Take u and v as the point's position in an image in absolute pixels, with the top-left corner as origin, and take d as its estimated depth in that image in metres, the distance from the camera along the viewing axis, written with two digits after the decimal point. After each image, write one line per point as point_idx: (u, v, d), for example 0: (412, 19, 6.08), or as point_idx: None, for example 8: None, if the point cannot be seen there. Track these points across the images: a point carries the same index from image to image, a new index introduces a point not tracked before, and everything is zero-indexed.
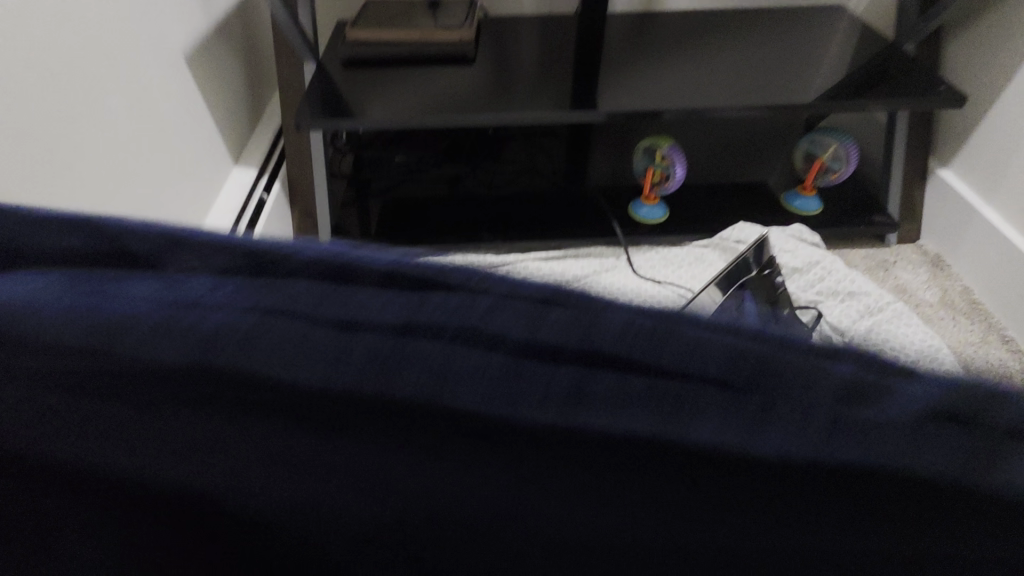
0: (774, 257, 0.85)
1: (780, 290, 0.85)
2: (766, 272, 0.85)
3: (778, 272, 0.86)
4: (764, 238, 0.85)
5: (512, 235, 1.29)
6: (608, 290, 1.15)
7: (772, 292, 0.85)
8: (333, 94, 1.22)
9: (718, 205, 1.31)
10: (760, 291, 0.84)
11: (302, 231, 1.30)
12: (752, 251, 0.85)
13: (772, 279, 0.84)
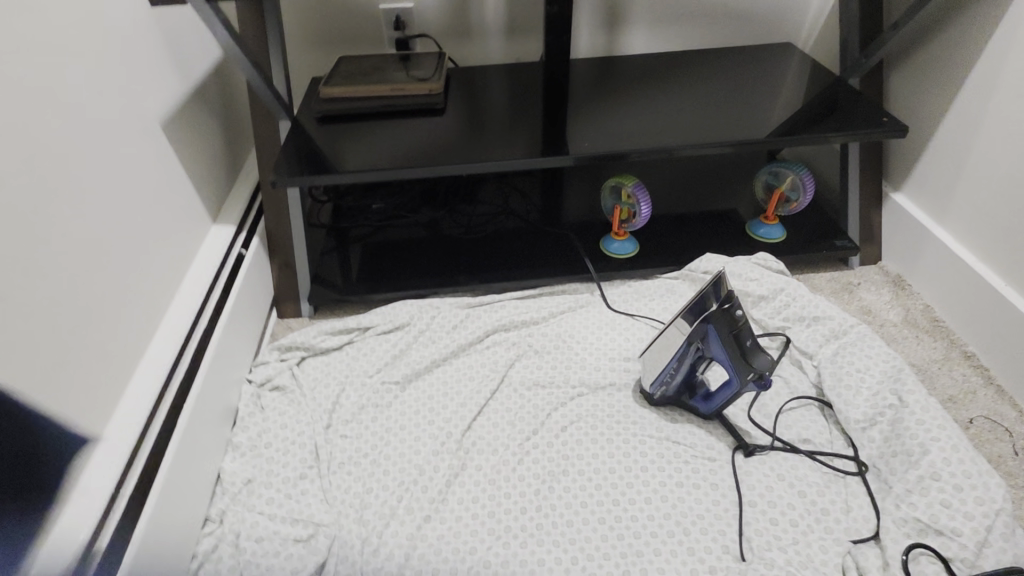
0: (733, 292, 0.88)
1: (741, 323, 0.87)
2: (727, 307, 0.88)
3: (739, 306, 0.88)
4: (721, 274, 0.87)
5: (489, 276, 1.32)
6: (583, 325, 1.19)
7: (733, 326, 0.87)
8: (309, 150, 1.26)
9: (687, 237, 1.36)
10: (720, 325, 0.87)
11: (282, 282, 1.32)
12: (708, 288, 0.87)
13: (731, 313, 0.87)
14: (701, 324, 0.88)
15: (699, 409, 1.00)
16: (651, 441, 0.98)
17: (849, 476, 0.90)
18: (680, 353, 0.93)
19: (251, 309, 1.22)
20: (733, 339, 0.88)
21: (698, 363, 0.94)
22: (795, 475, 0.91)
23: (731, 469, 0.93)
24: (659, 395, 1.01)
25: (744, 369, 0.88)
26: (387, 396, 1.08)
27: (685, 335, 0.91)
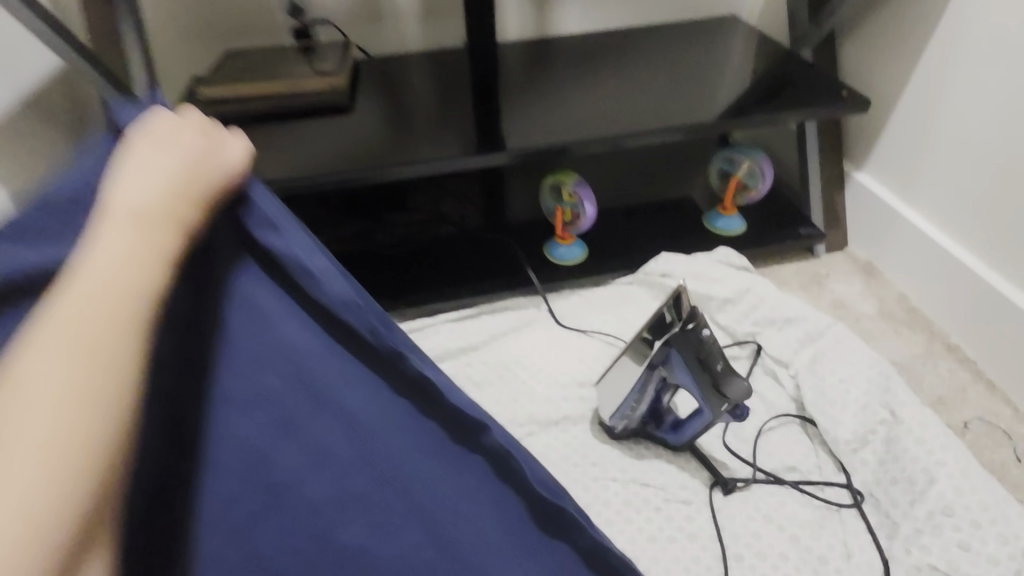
0: (695, 308, 0.71)
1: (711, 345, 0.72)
2: (690, 327, 0.72)
3: (705, 323, 0.72)
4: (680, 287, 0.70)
5: (418, 299, 1.13)
6: (529, 348, 1.03)
7: (701, 348, 0.72)
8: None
9: (643, 234, 1.21)
10: (684, 348, 0.72)
11: None
12: (670, 303, 0.72)
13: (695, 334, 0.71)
14: (663, 346, 0.73)
15: (671, 441, 0.85)
16: (615, 485, 0.84)
17: (843, 508, 0.78)
18: (643, 380, 0.78)
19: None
20: (700, 365, 0.72)
21: (663, 389, 0.79)
22: (783, 513, 0.78)
23: (709, 512, 0.79)
24: (623, 427, 0.86)
25: (717, 400, 0.73)
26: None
27: (648, 359, 0.75)
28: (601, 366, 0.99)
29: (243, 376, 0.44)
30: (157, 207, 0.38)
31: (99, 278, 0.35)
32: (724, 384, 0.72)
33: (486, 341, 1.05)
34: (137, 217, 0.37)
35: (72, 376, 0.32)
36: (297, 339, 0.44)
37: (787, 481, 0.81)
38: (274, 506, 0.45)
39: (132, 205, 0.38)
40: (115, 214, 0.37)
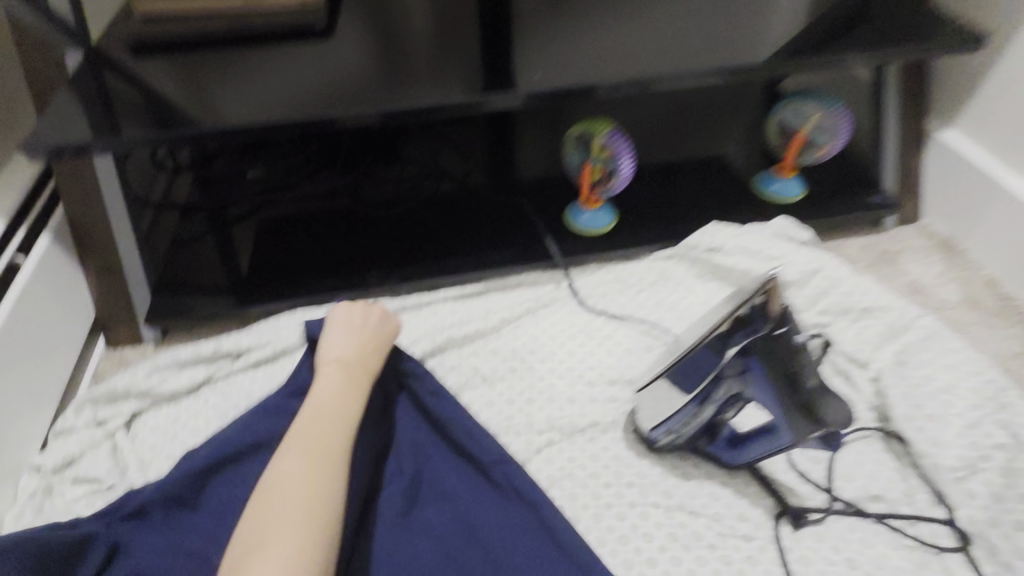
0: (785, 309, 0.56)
1: (802, 356, 0.55)
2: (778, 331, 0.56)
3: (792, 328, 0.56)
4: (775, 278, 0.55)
5: (415, 273, 0.94)
6: (547, 336, 0.85)
7: (789, 360, 0.55)
8: (141, 102, 0.81)
9: (681, 198, 1.03)
10: (767, 357, 0.55)
11: (107, 299, 0.86)
12: (755, 298, 0.55)
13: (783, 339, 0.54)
14: (739, 353, 0.56)
15: (726, 461, 0.69)
16: (658, 514, 0.68)
17: (944, 552, 0.63)
18: (704, 391, 0.61)
19: (50, 334, 0.77)
20: (786, 380, 0.55)
21: (727, 403, 0.63)
22: (869, 558, 0.63)
23: (777, 552, 0.64)
24: (667, 442, 0.70)
25: (801, 428, 0.56)
26: (250, 459, 0.70)
27: (713, 369, 0.59)
28: (636, 360, 0.82)
29: (410, 497, 0.68)
30: (343, 383, 0.65)
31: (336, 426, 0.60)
32: (814, 407, 0.55)
33: (495, 326, 0.86)
34: (354, 374, 0.66)
35: (307, 498, 0.53)
36: (446, 482, 0.69)
37: (873, 514, 0.66)
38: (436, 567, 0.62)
39: (352, 360, 0.67)
40: (338, 365, 0.67)
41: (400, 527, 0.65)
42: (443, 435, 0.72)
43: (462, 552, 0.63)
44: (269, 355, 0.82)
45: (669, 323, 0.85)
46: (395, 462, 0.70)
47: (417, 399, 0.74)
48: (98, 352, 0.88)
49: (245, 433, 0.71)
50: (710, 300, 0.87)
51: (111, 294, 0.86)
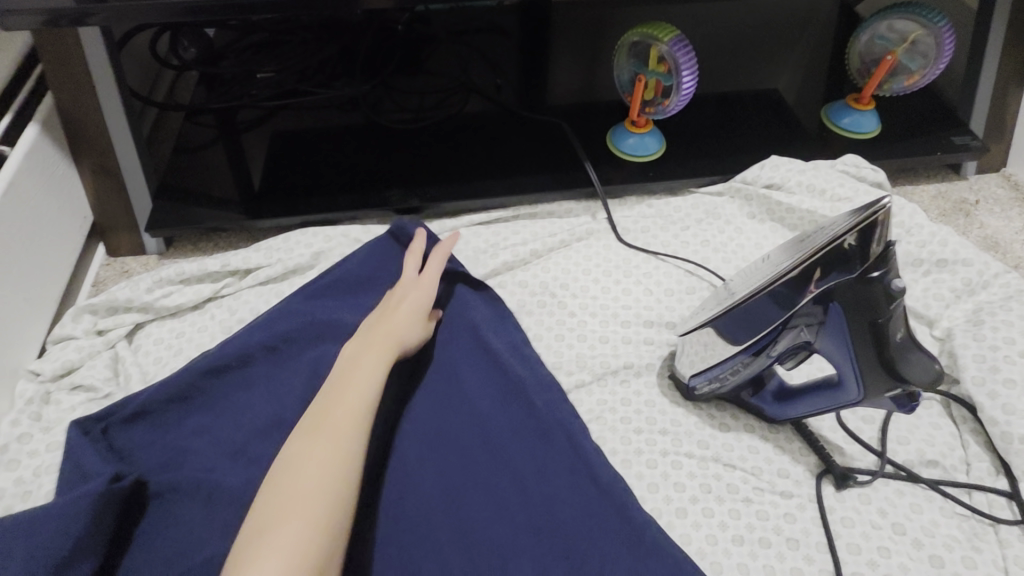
0: (888, 249, 0.48)
1: (896, 304, 0.49)
2: (874, 276, 0.48)
3: (891, 273, 0.49)
4: (884, 207, 0.48)
5: (439, 193, 0.85)
6: (580, 270, 0.78)
7: (882, 310, 0.49)
8: None
9: (735, 130, 0.94)
10: (855, 307, 0.50)
11: (103, 202, 0.79)
12: (852, 237, 0.48)
13: (878, 285, 0.48)
14: (821, 301, 0.51)
15: (767, 413, 0.64)
16: (691, 464, 0.63)
17: (1001, 524, 0.58)
18: (767, 342, 0.55)
19: (42, 232, 0.70)
20: (874, 333, 0.50)
21: (790, 355, 0.57)
22: (918, 525, 0.58)
23: (818, 512, 0.60)
24: (709, 393, 0.64)
25: (881, 386, 0.52)
26: (257, 373, 0.66)
27: (787, 316, 0.52)
28: (676, 302, 0.75)
29: (435, 408, 0.67)
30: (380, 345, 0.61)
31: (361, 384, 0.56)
32: (902, 364, 0.50)
33: (524, 256, 0.79)
34: (376, 339, 0.62)
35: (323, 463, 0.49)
36: (476, 405, 0.67)
37: (926, 479, 0.61)
38: (474, 445, 0.65)
39: (379, 326, 0.63)
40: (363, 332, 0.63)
41: (426, 443, 0.64)
42: (478, 355, 0.71)
43: (500, 436, 0.65)
44: (280, 274, 0.76)
45: (716, 265, 0.78)
46: (425, 380, 0.69)
47: (457, 318, 0.73)
48: (98, 259, 0.82)
49: (265, 332, 0.68)
50: (762, 242, 0.79)
51: (108, 196, 0.79)
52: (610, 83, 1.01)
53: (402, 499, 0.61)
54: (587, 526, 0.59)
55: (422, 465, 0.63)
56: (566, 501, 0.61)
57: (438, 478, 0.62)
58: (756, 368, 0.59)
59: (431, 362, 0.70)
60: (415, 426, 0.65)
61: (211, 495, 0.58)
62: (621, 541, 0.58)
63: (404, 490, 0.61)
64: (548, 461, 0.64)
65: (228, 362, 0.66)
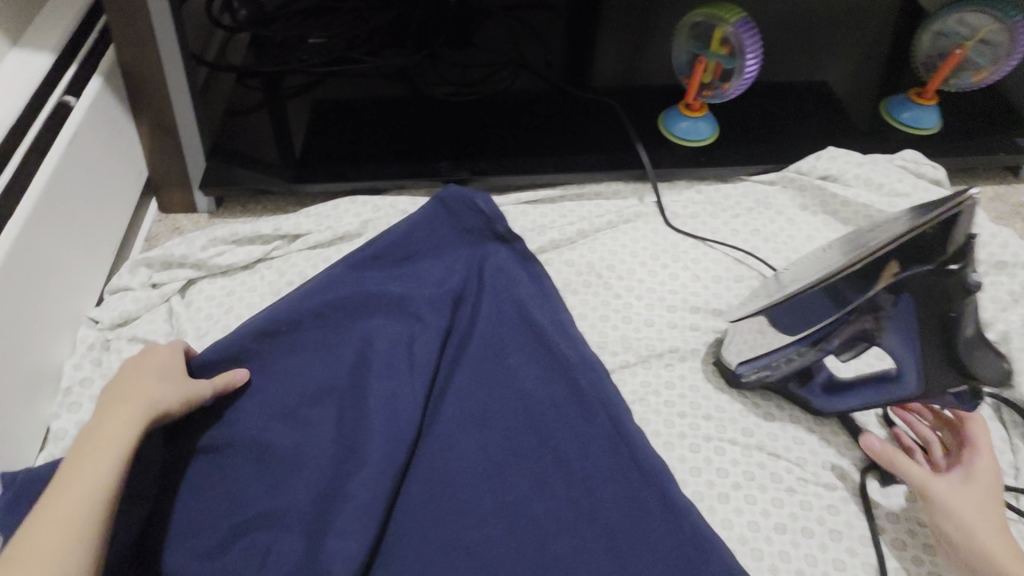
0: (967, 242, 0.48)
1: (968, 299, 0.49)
2: (953, 269, 0.48)
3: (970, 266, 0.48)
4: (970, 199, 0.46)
5: (489, 167, 0.84)
6: (627, 252, 0.78)
7: (955, 304, 0.49)
8: None
9: (789, 120, 0.92)
10: (927, 298, 0.49)
11: (159, 160, 0.80)
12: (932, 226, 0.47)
13: (955, 278, 0.47)
14: (893, 292, 0.49)
15: (817, 405, 0.63)
16: (735, 451, 0.64)
17: None
18: (826, 331, 0.55)
19: (104, 184, 0.71)
20: (942, 325, 0.49)
21: (848, 347, 0.56)
22: None
23: (862, 506, 0.60)
24: (758, 381, 0.63)
25: (940, 381, 0.52)
26: (306, 336, 0.67)
27: (853, 305, 0.51)
28: (723, 289, 0.75)
29: (477, 385, 0.67)
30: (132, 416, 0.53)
31: (82, 490, 0.47)
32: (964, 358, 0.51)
33: (572, 236, 0.79)
34: (120, 409, 0.53)
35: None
36: (518, 383, 0.67)
37: None
38: (517, 422, 0.65)
39: (129, 394, 0.55)
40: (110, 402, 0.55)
41: (468, 421, 0.64)
42: (523, 333, 0.70)
43: (544, 415, 0.65)
44: (328, 239, 0.76)
45: (765, 254, 0.77)
46: (469, 354, 0.69)
47: (503, 295, 0.72)
48: (151, 215, 0.84)
49: (315, 298, 0.68)
50: (814, 235, 0.78)
51: (163, 153, 0.80)
52: (659, 67, 0.99)
53: (446, 478, 0.61)
54: (630, 519, 0.59)
55: (466, 443, 0.63)
56: (611, 494, 0.61)
57: (482, 458, 0.62)
58: (811, 360, 0.58)
59: (475, 339, 0.70)
60: (459, 403, 0.66)
61: (263, 451, 0.59)
62: (664, 536, 0.58)
63: (448, 470, 0.61)
64: (593, 450, 0.63)
65: (277, 318, 0.67)
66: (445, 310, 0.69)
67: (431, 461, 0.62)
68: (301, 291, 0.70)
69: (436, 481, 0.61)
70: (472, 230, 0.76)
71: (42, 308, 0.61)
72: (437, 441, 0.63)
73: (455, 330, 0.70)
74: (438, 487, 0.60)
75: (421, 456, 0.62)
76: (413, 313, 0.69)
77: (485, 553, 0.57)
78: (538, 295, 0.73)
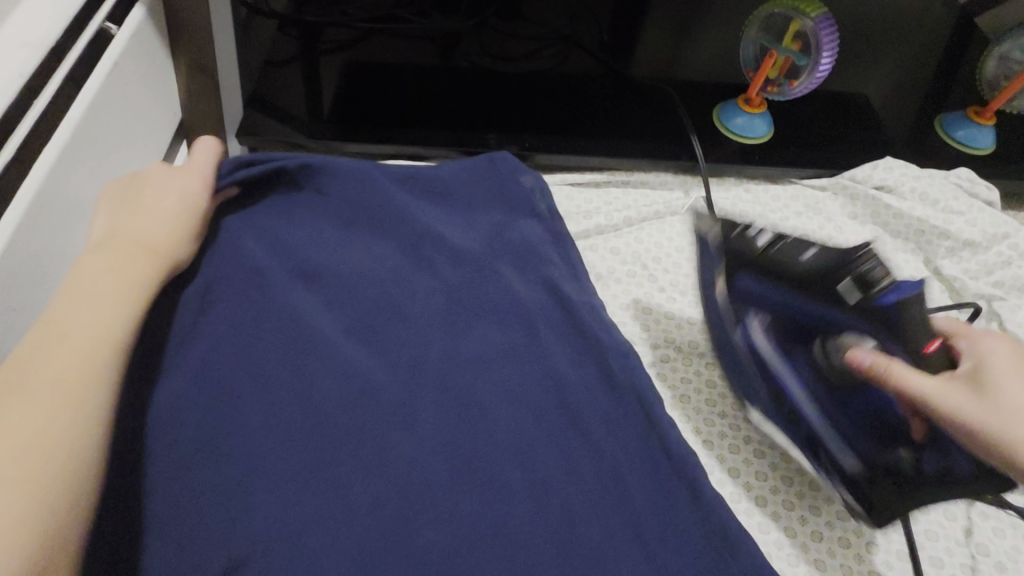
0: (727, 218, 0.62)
1: (772, 245, 0.59)
2: (755, 239, 0.59)
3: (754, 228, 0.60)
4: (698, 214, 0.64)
5: (539, 144, 0.82)
6: (674, 245, 0.76)
7: (778, 259, 0.58)
8: None
9: (840, 129, 0.91)
10: (765, 270, 0.57)
11: (197, 104, 0.77)
12: (717, 233, 0.60)
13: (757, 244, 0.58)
14: (727, 279, 0.58)
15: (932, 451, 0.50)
16: (773, 456, 0.62)
17: None
18: (779, 376, 0.54)
19: (140, 120, 0.68)
20: (792, 277, 0.57)
21: (836, 368, 0.53)
22: (1001, 549, 0.58)
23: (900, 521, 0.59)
24: (846, 467, 0.53)
25: (883, 315, 0.53)
26: (330, 292, 0.63)
27: (747, 329, 0.56)
28: None
29: (512, 362, 0.63)
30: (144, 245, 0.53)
31: (88, 328, 0.45)
32: (845, 272, 0.56)
33: (618, 224, 0.77)
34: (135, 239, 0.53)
35: (58, 382, 0.41)
36: (556, 364, 0.64)
37: (1012, 507, 0.60)
38: (549, 401, 0.61)
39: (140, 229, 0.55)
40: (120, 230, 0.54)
41: (496, 394, 0.60)
42: (561, 315, 0.68)
43: (582, 399, 0.62)
44: None
45: None
46: (507, 327, 0.65)
47: (540, 270, 0.70)
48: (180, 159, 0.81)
49: (345, 252, 0.66)
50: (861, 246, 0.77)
51: (200, 95, 0.76)
52: (716, 58, 0.96)
53: (471, 454, 0.56)
54: (664, 513, 0.56)
55: (492, 419, 0.58)
56: (646, 486, 0.57)
57: (509, 435, 0.58)
58: (829, 426, 0.53)
59: (509, 310, 0.66)
60: (489, 376, 0.61)
61: None
62: (697, 533, 0.56)
63: (473, 446, 0.56)
64: (627, 437, 0.60)
65: (285, 239, 0.65)
66: (465, 268, 0.68)
67: (455, 433, 0.57)
68: (313, 188, 0.70)
69: (457, 455, 0.55)
70: (513, 201, 0.74)
71: (77, 241, 0.59)
72: (460, 412, 0.58)
73: (488, 298, 0.66)
74: (461, 462, 0.55)
75: (444, 427, 0.57)
76: (427, 258, 0.68)
77: (517, 539, 0.52)
78: (578, 276, 0.71)
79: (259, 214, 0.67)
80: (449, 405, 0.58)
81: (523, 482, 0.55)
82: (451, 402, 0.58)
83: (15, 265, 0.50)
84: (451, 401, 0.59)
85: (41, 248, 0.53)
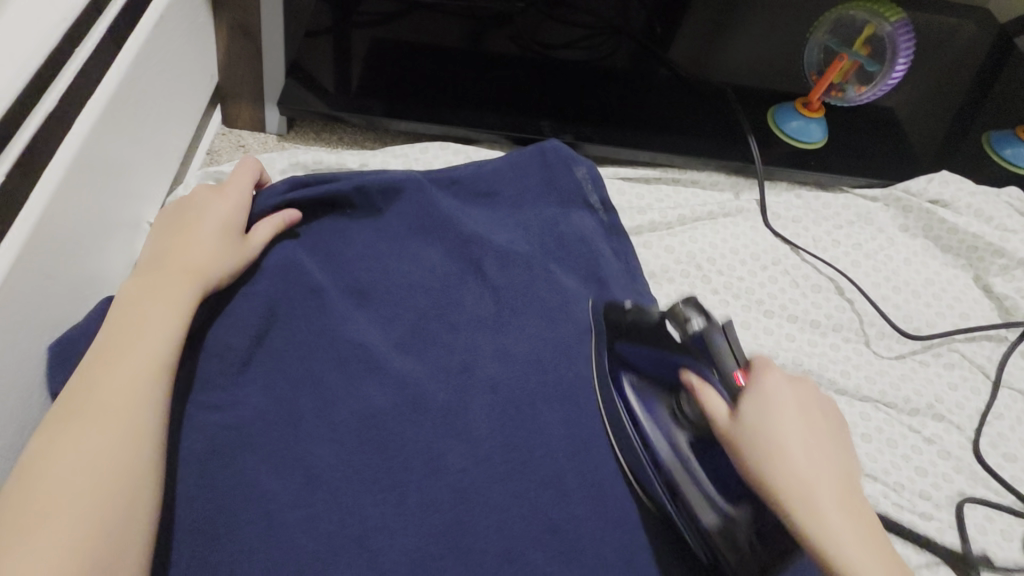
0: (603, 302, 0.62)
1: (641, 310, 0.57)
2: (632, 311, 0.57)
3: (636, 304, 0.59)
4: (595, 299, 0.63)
5: (594, 134, 0.81)
6: (728, 247, 0.74)
7: (646, 322, 0.55)
8: None
9: (890, 139, 0.90)
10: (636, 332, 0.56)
11: (235, 69, 0.73)
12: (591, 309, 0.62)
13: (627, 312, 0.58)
14: (608, 350, 0.58)
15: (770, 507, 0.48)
16: None
17: None
18: (639, 427, 0.54)
19: (181, 81, 0.63)
20: (654, 331, 0.54)
21: (697, 421, 0.53)
22: None
23: (958, 539, 0.58)
24: (706, 525, 0.49)
25: (692, 353, 0.50)
26: (381, 285, 0.60)
27: (609, 392, 0.56)
28: (822, 299, 0.72)
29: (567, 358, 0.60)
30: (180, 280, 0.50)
31: (135, 351, 0.44)
32: (671, 316, 0.52)
33: (671, 222, 0.74)
34: (174, 274, 0.51)
35: (95, 445, 0.40)
36: None
37: None
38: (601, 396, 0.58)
39: (180, 258, 0.52)
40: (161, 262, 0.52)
41: (551, 386, 0.57)
42: None
43: None
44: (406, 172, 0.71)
45: (865, 271, 0.74)
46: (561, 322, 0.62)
47: (591, 265, 0.67)
48: (214, 126, 0.77)
49: (390, 241, 0.64)
50: (913, 258, 0.76)
51: (240, 59, 0.72)
52: (781, 64, 0.89)
53: (531, 456, 0.53)
54: None
55: (550, 421, 0.55)
56: None
57: (569, 440, 0.54)
58: (688, 474, 0.51)
59: (564, 306, 0.63)
60: (544, 372, 0.58)
61: (340, 408, 0.52)
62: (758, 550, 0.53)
63: (532, 449, 0.53)
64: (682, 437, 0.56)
65: (332, 225, 0.63)
66: (514, 269, 0.64)
67: (514, 433, 0.54)
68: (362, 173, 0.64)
69: (517, 456, 0.53)
70: (564, 191, 0.70)
71: (115, 208, 0.55)
72: (518, 412, 0.55)
73: (543, 293, 0.63)
74: (522, 463, 0.52)
75: (501, 425, 0.54)
76: (476, 261, 0.64)
77: (577, 541, 0.50)
78: (632, 275, 0.68)
79: (309, 198, 0.63)
80: (508, 403, 0.55)
81: (586, 490, 0.52)
82: (509, 400, 0.56)
83: (55, 231, 0.46)
84: (508, 400, 0.56)
85: (79, 216, 0.49)
